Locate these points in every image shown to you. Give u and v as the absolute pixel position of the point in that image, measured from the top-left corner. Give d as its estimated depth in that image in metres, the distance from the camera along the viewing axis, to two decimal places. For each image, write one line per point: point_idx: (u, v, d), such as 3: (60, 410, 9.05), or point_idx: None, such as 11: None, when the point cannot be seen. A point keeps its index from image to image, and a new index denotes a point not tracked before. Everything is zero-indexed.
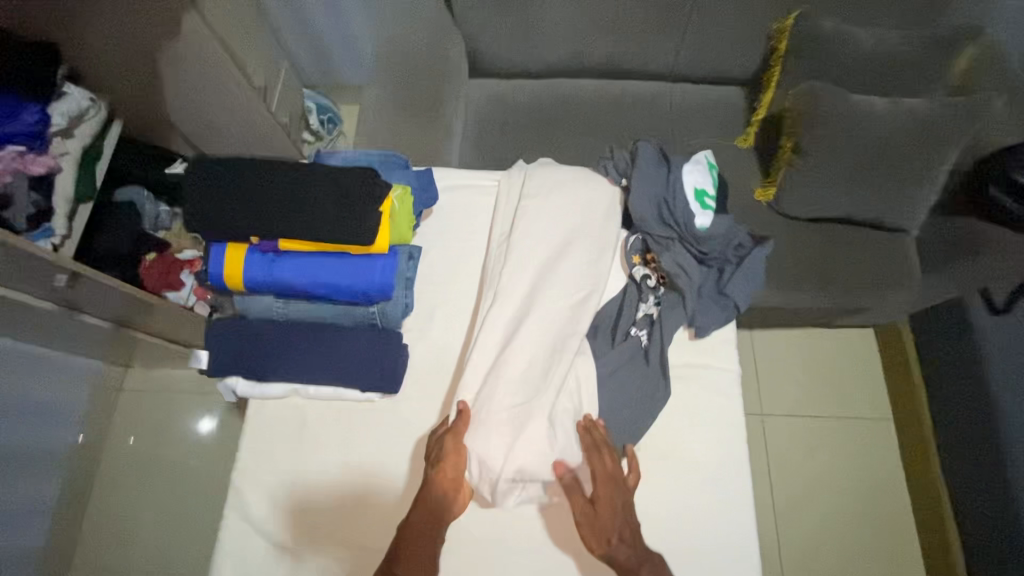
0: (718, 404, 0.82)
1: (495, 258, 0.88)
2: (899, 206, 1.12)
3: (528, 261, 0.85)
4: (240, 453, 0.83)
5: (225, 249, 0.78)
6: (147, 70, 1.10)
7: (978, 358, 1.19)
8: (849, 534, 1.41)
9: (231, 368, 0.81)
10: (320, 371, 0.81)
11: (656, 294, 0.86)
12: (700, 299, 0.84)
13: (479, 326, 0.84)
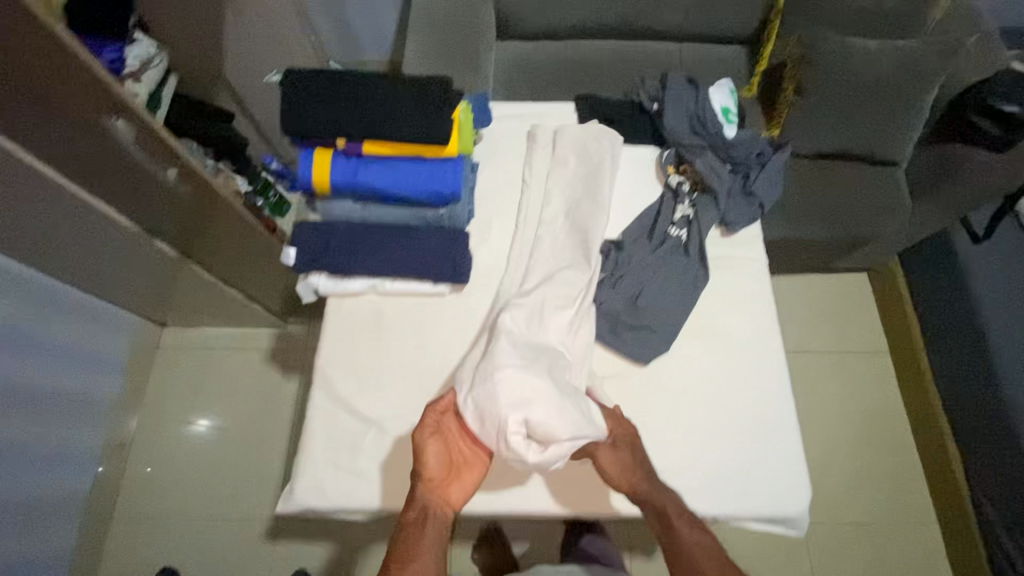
0: (753, 287, 0.92)
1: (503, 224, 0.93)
2: (889, 139, 1.26)
3: (543, 256, 0.88)
4: (323, 345, 0.90)
5: (313, 154, 0.87)
6: (209, 20, 1.19)
7: None
8: (854, 452, 1.53)
9: (316, 264, 0.89)
10: (396, 266, 0.90)
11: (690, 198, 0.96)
12: (730, 199, 0.95)
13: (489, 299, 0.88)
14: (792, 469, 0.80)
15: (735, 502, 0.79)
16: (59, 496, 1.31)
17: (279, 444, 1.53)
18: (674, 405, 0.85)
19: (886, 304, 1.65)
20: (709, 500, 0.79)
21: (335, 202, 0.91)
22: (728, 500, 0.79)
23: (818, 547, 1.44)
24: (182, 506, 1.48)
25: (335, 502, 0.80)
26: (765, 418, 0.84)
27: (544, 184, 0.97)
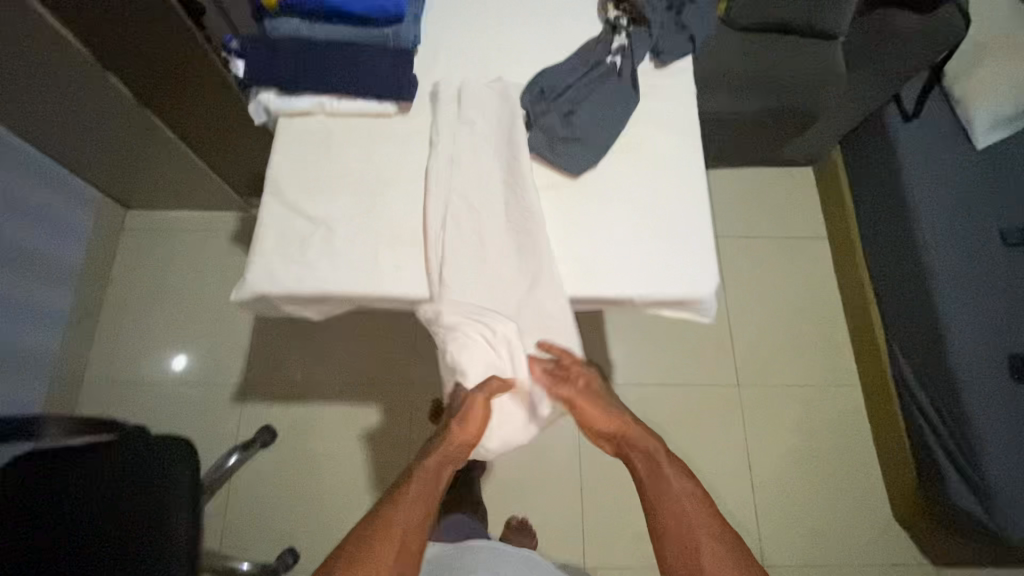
0: (680, 111, 0.98)
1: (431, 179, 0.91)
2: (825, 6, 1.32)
3: (461, 203, 0.89)
4: (273, 157, 0.94)
5: None
6: None
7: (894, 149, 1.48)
8: (788, 328, 1.65)
9: (266, 78, 0.93)
10: (344, 82, 0.94)
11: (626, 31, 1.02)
12: (664, 30, 1.00)
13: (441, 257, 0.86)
14: (704, 258, 0.89)
15: (650, 287, 0.87)
16: (26, 352, 1.36)
17: (246, 317, 1.59)
18: (600, 209, 0.92)
19: (828, 194, 1.75)
20: (628, 285, 0.88)
21: (284, 20, 0.94)
22: (644, 285, 0.88)
23: (751, 407, 1.58)
24: (151, 372, 1.54)
25: (285, 288, 0.86)
26: (683, 219, 0.91)
27: (454, 148, 0.92)
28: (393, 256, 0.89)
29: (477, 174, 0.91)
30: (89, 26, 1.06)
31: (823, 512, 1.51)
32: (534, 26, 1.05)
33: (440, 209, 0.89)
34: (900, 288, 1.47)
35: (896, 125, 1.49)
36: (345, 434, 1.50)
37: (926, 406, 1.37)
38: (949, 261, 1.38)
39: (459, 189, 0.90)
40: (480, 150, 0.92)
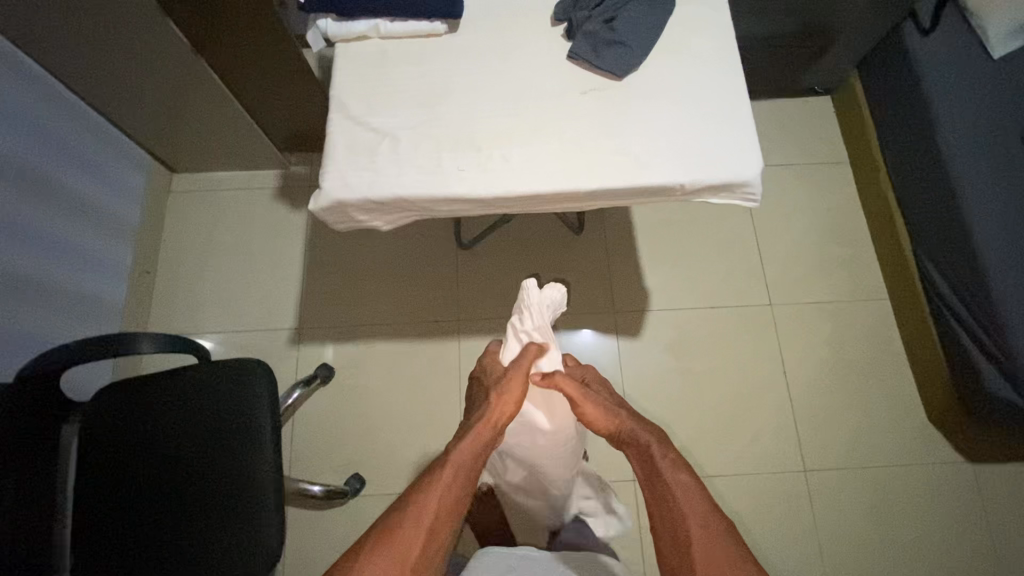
0: (713, 12, 1.04)
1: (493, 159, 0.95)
2: None
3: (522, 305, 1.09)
4: (336, 79, 1.01)
5: None
6: None
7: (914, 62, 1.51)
8: (815, 247, 1.70)
9: (325, 3, 0.99)
10: (397, 3, 0.99)
11: None
12: None
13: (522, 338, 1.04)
14: (748, 144, 0.94)
15: (701, 172, 0.93)
16: (97, 301, 1.44)
17: (294, 267, 1.67)
18: (649, 107, 0.97)
19: (848, 119, 1.79)
20: (681, 174, 0.93)
21: None
22: (696, 172, 0.93)
23: (783, 324, 1.64)
24: (208, 323, 1.62)
25: (359, 193, 0.93)
26: (725, 111, 0.97)
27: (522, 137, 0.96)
28: (456, 160, 0.95)
29: (547, 158, 0.95)
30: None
31: (858, 419, 1.58)
32: None
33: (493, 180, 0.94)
34: (927, 199, 1.51)
35: (914, 39, 1.52)
36: (396, 370, 1.57)
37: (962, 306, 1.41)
38: (975, 163, 1.41)
39: (522, 173, 0.94)
40: (556, 139, 0.96)
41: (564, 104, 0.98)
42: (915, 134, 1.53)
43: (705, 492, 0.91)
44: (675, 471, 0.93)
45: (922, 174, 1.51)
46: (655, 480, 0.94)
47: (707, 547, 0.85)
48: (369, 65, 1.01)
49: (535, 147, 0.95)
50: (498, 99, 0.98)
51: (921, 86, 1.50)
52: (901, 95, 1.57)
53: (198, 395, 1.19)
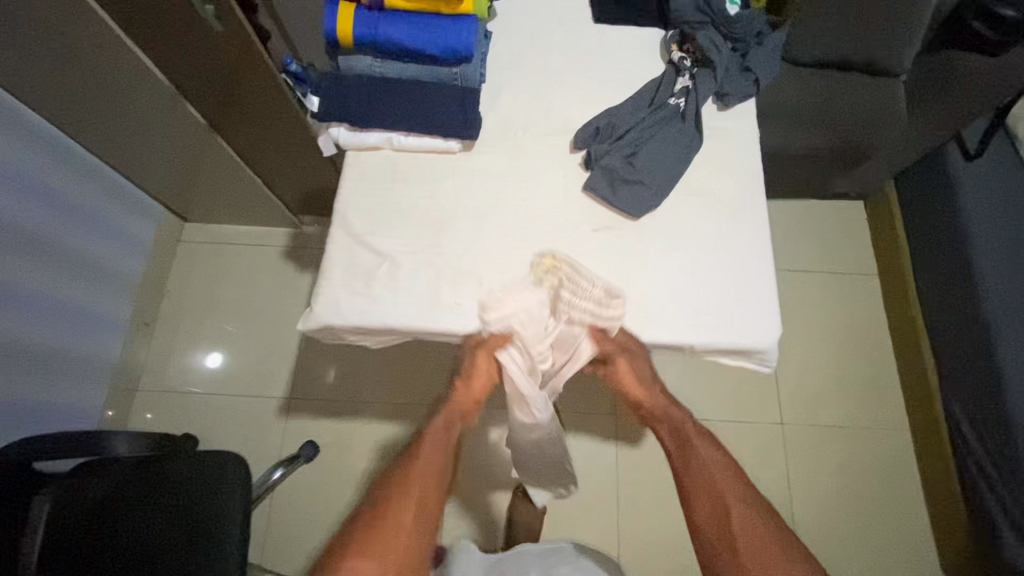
0: (743, 154, 0.98)
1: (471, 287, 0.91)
2: (888, 45, 1.29)
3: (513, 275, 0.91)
4: (341, 191, 0.97)
5: (338, 5, 0.93)
6: None
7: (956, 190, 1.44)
8: (833, 364, 1.62)
9: (338, 115, 0.96)
10: (412, 119, 0.96)
11: (690, 71, 1.01)
12: (729, 72, 1.00)
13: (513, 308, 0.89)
14: (766, 307, 0.88)
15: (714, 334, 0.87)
16: (90, 359, 1.43)
17: (292, 332, 1.64)
18: (665, 253, 0.92)
19: (880, 230, 1.71)
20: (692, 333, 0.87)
21: (357, 58, 0.97)
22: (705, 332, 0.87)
23: (793, 445, 1.55)
24: (199, 382, 1.59)
25: (350, 320, 0.89)
26: (744, 267, 0.91)
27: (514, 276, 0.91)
28: (454, 295, 0.90)
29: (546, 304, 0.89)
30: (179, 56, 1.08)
31: (866, 560, 1.46)
32: (594, 65, 1.06)
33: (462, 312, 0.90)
34: (958, 332, 1.41)
35: (956, 164, 1.46)
36: (383, 452, 1.52)
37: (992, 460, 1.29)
38: (1011, 306, 1.32)
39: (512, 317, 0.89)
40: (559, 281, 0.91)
41: (572, 242, 0.93)
42: (952, 264, 1.44)
43: (734, 467, 0.96)
44: (708, 448, 0.98)
45: (956, 308, 1.42)
46: (690, 466, 0.97)
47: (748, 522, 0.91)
48: (377, 179, 0.98)
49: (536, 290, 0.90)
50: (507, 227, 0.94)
51: (962, 217, 1.42)
52: (938, 221, 1.49)
53: (167, 491, 1.15)
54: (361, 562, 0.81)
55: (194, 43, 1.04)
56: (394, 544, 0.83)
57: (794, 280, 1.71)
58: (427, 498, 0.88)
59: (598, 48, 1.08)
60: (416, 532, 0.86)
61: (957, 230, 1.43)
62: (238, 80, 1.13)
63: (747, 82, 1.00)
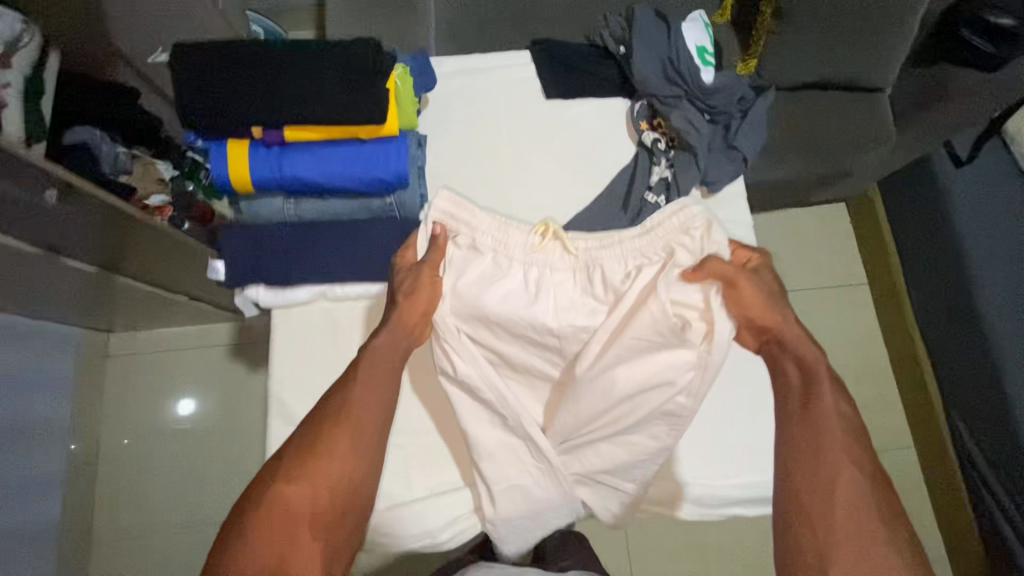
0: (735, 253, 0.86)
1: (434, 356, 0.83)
2: (874, 63, 1.15)
3: (497, 242, 0.80)
4: (275, 365, 0.81)
5: (226, 146, 0.73)
6: None
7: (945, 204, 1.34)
8: None
9: (254, 276, 0.78)
10: (347, 269, 0.80)
11: (667, 157, 0.87)
12: (711, 155, 0.86)
13: (499, 282, 0.80)
14: None
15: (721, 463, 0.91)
16: (30, 527, 1.25)
17: (257, 440, 1.48)
18: None
19: (865, 237, 1.62)
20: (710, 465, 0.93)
21: (264, 201, 0.78)
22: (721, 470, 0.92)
23: None
24: (165, 512, 1.44)
25: None
26: None
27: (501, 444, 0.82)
28: None
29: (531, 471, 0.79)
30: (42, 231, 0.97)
31: None
32: (554, 157, 0.90)
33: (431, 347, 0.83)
34: (955, 349, 1.34)
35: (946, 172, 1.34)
36: None
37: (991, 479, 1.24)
38: (1012, 325, 1.24)
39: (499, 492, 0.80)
40: None
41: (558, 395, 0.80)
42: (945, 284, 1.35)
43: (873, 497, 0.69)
44: (837, 398, 0.75)
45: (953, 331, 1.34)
46: (812, 428, 0.73)
47: (855, 491, 0.69)
48: (318, 343, 0.82)
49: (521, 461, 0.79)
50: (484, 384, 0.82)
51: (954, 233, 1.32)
52: (928, 236, 1.39)
53: None
54: (287, 490, 0.66)
55: None
56: (331, 475, 0.68)
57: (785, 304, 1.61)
58: (367, 419, 0.71)
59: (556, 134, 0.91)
60: (357, 463, 0.70)
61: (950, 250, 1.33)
62: (123, 228, 1.07)
63: (732, 164, 0.86)
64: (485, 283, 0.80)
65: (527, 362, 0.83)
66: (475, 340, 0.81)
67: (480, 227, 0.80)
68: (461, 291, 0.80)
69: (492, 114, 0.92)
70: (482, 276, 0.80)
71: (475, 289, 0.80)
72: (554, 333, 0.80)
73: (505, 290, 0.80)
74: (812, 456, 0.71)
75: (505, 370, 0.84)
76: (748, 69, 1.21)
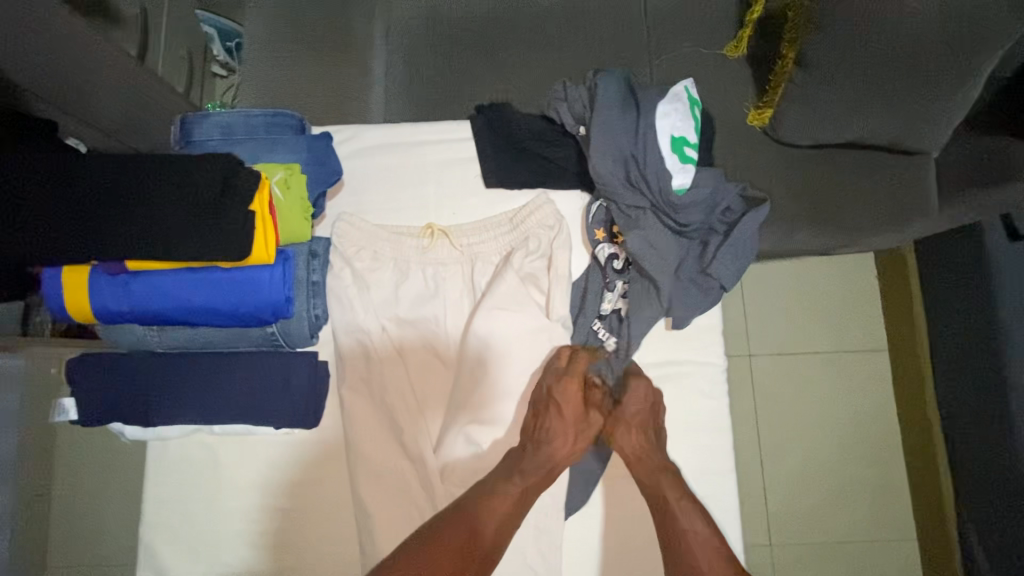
0: (698, 405, 0.71)
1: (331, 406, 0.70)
2: (919, 126, 0.91)
3: (397, 246, 0.72)
4: (145, 507, 0.70)
5: (62, 274, 0.60)
6: None
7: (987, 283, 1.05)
8: None
9: (109, 416, 0.66)
10: (218, 409, 0.67)
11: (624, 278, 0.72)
12: (678, 282, 0.70)
13: (402, 276, 0.72)
14: None
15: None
16: None
17: None
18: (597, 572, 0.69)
19: None
20: None
21: (118, 327, 0.65)
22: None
23: None
24: None
25: None
26: None
27: None
28: None
29: None
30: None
31: None
32: (486, 264, 0.73)
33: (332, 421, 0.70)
34: None
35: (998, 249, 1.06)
36: None
37: None
38: None
39: None
40: None
41: None
42: (972, 381, 1.08)
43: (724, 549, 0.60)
44: (690, 514, 0.60)
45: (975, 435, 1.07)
46: (665, 521, 0.61)
47: None
48: (192, 483, 0.71)
49: None
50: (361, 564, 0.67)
51: (989, 311, 1.04)
52: (966, 315, 1.09)
53: None
54: None
55: None
56: None
57: None
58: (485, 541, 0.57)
59: (486, 234, 0.72)
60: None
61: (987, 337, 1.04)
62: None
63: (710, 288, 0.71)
64: (387, 276, 0.72)
65: (429, 386, 0.71)
66: (369, 351, 0.70)
67: (371, 238, 0.72)
68: (348, 296, 0.70)
69: (417, 204, 0.75)
70: (371, 282, 0.71)
71: (382, 295, 0.71)
72: (450, 338, 0.71)
73: (403, 309, 0.71)
74: (665, 540, 0.60)
75: (400, 392, 0.69)
76: (761, 119, 1.00)
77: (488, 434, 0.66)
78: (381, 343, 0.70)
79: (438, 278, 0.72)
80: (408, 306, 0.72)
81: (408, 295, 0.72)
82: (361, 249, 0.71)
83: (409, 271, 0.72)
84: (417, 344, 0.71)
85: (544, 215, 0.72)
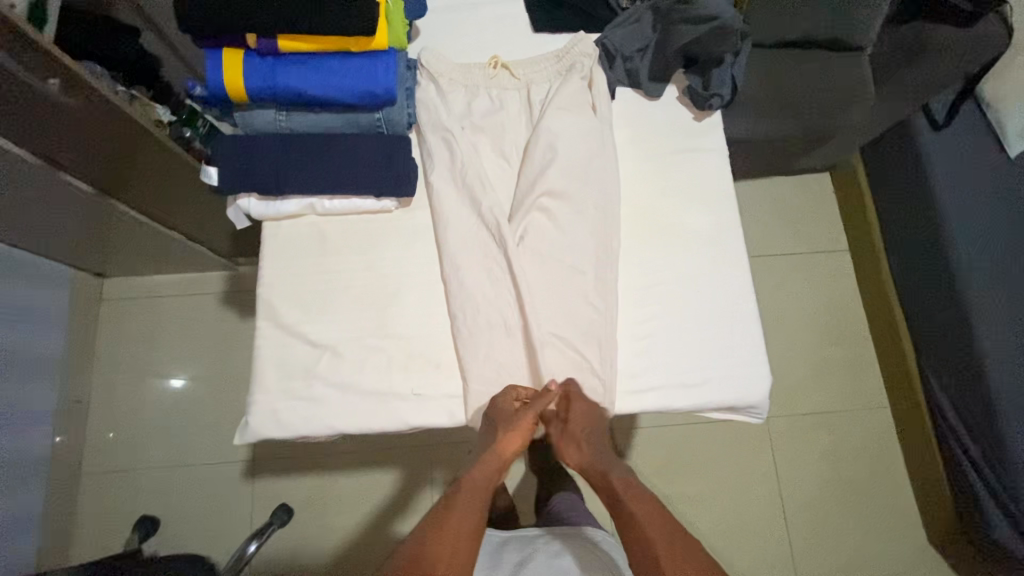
0: (709, 176, 0.90)
1: (421, 189, 0.88)
2: (851, 22, 1.15)
3: (470, 70, 0.91)
4: (265, 271, 0.85)
5: (222, 55, 0.78)
6: None
7: (921, 154, 1.31)
8: (818, 355, 1.54)
9: (244, 186, 0.81)
10: (332, 182, 0.82)
11: (651, 77, 0.92)
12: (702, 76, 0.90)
13: (475, 93, 0.91)
14: (751, 353, 0.84)
15: (681, 395, 0.82)
16: (15, 460, 1.25)
17: (236, 391, 1.48)
18: (641, 313, 0.84)
19: (848, 200, 1.59)
20: (694, 382, 0.83)
21: (257, 111, 0.83)
22: (677, 400, 0.81)
23: (779, 434, 1.48)
24: (149, 458, 1.44)
25: (291, 426, 0.79)
26: (721, 312, 0.85)
27: (474, 347, 0.81)
28: (408, 378, 0.81)
29: (517, 355, 0.81)
30: (43, 146, 0.92)
31: (861, 551, 1.41)
32: (539, 89, 0.91)
33: (423, 202, 0.88)
34: (926, 303, 1.33)
35: (924, 135, 1.31)
36: (352, 510, 1.38)
37: (956, 429, 1.26)
38: (989, 269, 1.22)
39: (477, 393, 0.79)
40: (533, 353, 0.81)
41: (537, 309, 0.81)
42: (920, 235, 1.32)
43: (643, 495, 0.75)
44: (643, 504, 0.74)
45: (935, 283, 1.29)
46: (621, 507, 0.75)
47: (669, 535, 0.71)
48: (302, 255, 0.85)
49: (501, 366, 0.80)
50: (448, 306, 0.83)
51: (925, 176, 1.30)
52: (905, 188, 1.36)
53: None
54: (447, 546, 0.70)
55: (44, 123, 0.88)
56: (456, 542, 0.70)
57: (770, 271, 1.59)
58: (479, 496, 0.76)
59: (538, 66, 0.91)
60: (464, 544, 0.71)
61: (924, 197, 1.30)
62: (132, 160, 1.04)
63: (708, 113, 0.92)
64: (465, 92, 0.91)
65: (501, 174, 0.88)
66: (450, 142, 0.87)
67: (448, 62, 0.90)
68: (430, 101, 0.88)
69: (480, 44, 0.95)
70: (450, 92, 0.90)
71: (460, 105, 0.90)
72: (509, 138, 0.90)
73: (474, 116, 0.90)
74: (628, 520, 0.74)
75: (476, 173, 0.86)
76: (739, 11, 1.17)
77: (553, 198, 0.84)
78: (459, 138, 0.88)
79: (502, 95, 0.92)
80: (480, 113, 0.90)
81: (479, 105, 0.90)
82: (441, 71, 0.90)
83: (480, 90, 0.92)
84: (486, 142, 0.89)
85: (587, 43, 0.91)
